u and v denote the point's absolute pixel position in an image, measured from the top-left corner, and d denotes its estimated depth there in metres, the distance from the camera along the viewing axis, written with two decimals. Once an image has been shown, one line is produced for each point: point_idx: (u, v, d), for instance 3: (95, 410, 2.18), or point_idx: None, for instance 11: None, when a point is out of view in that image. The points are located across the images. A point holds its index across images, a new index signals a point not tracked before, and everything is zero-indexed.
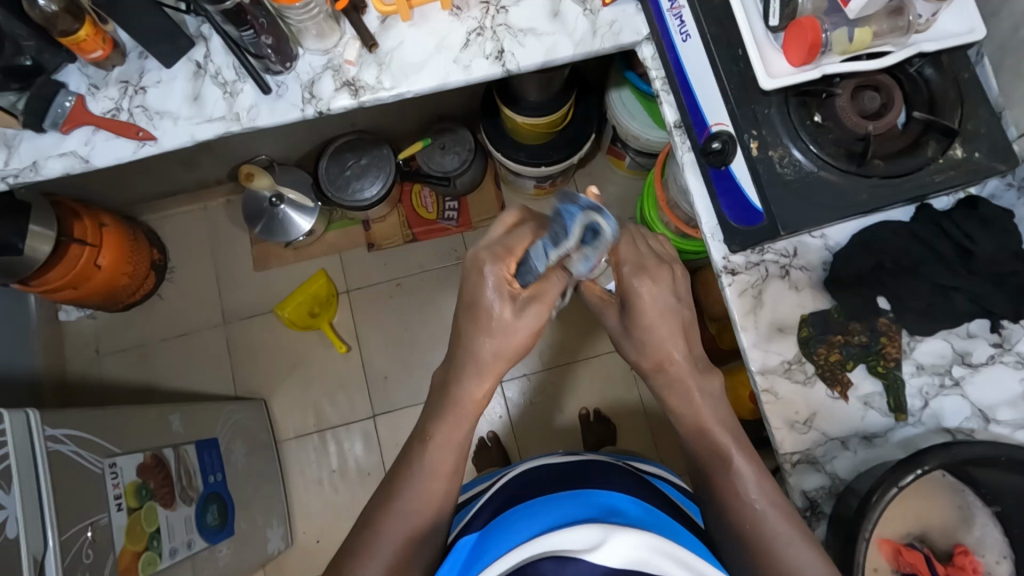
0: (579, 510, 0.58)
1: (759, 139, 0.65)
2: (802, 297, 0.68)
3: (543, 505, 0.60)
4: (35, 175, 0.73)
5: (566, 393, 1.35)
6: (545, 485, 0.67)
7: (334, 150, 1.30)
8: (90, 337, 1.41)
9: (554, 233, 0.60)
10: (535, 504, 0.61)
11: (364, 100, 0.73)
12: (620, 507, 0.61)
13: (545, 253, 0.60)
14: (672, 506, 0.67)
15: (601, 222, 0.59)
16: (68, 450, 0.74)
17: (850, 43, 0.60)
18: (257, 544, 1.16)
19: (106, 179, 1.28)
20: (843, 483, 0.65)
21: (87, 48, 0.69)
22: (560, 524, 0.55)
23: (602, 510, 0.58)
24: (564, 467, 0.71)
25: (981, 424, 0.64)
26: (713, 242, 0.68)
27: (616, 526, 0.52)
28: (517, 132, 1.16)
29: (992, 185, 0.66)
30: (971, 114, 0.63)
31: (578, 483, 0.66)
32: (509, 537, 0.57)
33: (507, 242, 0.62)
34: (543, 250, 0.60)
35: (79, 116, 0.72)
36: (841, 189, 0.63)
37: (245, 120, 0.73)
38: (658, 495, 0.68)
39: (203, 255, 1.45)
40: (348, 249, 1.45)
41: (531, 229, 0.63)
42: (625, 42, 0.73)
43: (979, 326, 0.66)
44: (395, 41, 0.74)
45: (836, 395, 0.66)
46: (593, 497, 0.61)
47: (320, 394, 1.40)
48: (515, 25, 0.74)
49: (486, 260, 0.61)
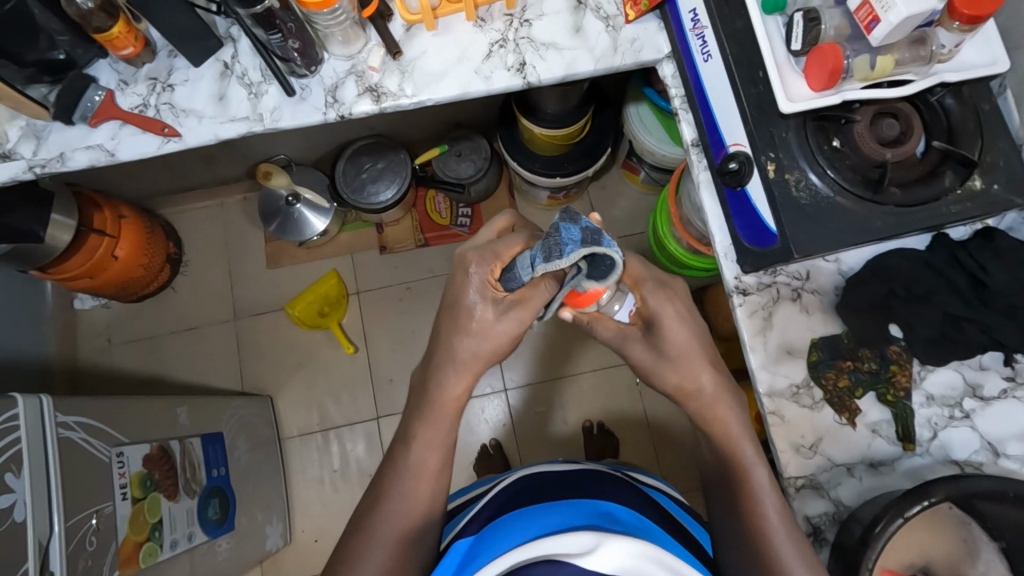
0: (577, 517, 0.58)
1: (776, 162, 0.64)
2: (812, 320, 0.68)
3: (538, 512, 0.60)
4: (62, 166, 0.74)
5: (570, 405, 1.35)
6: (545, 493, 0.67)
7: (351, 152, 1.32)
8: (103, 326, 1.43)
9: (548, 248, 0.55)
10: (532, 510, 0.61)
11: (386, 106, 0.74)
12: (618, 517, 0.61)
13: (533, 264, 0.57)
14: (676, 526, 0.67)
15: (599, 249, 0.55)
16: (77, 437, 0.75)
17: (872, 70, 0.60)
18: (255, 539, 1.16)
19: (129, 172, 1.31)
20: (847, 510, 0.64)
21: (119, 45, 0.71)
22: (554, 530, 0.55)
23: (598, 519, 0.58)
24: (563, 476, 0.70)
25: (990, 458, 0.63)
26: (725, 261, 0.70)
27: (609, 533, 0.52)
28: (533, 142, 1.17)
29: (1009, 218, 0.66)
30: (990, 145, 0.63)
31: (578, 493, 0.65)
32: (506, 540, 0.57)
33: (497, 247, 0.64)
34: (531, 260, 0.57)
35: (108, 111, 0.74)
36: (858, 217, 0.63)
37: (268, 121, 0.74)
38: (657, 510, 0.68)
39: (218, 250, 1.47)
40: (360, 251, 1.46)
41: (524, 237, 0.65)
42: (646, 59, 0.74)
43: (991, 358, 0.65)
44: (418, 50, 0.75)
45: (843, 420, 0.65)
46: (591, 508, 0.61)
47: (326, 394, 1.41)
48: (538, 39, 0.74)
49: (472, 261, 0.63)
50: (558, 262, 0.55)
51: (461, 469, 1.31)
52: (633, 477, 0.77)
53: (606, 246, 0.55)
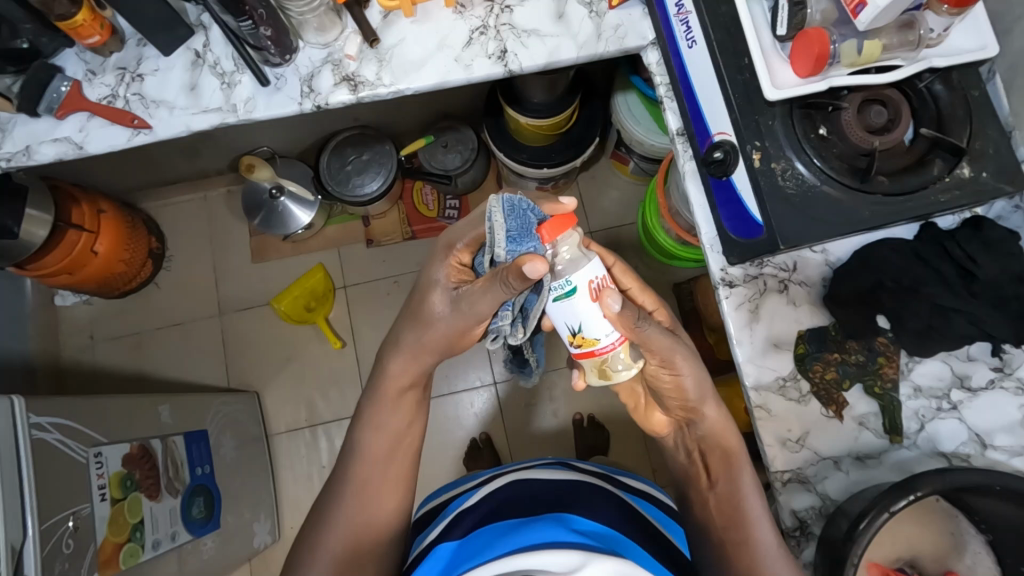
0: (556, 532, 0.60)
1: (762, 151, 0.62)
2: (800, 312, 0.67)
3: (522, 524, 0.63)
4: (28, 159, 0.72)
5: (560, 399, 1.34)
6: (528, 504, 0.69)
7: (335, 144, 1.29)
8: (86, 323, 1.40)
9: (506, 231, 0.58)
10: (511, 523, 0.64)
11: (363, 96, 0.72)
12: (596, 534, 0.62)
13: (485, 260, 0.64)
14: (663, 548, 0.68)
15: (501, 209, 0.59)
16: (52, 439, 0.74)
17: (859, 55, 0.58)
18: (243, 538, 1.15)
19: (108, 163, 1.28)
20: (834, 504, 0.63)
21: (84, 33, 0.69)
22: (535, 543, 0.59)
23: (583, 534, 0.61)
24: (549, 486, 0.72)
25: (977, 450, 0.63)
26: (712, 253, 0.69)
27: (595, 553, 0.55)
28: (519, 132, 1.15)
29: (998, 207, 0.65)
30: (979, 131, 0.62)
31: (562, 507, 0.68)
32: (485, 550, 0.61)
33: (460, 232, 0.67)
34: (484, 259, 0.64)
35: (75, 102, 0.71)
36: (845, 207, 0.62)
37: (242, 112, 0.72)
38: (640, 523, 0.70)
39: (202, 244, 1.44)
40: (346, 244, 1.44)
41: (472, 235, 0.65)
42: (630, 47, 0.72)
43: (979, 349, 0.64)
44: (396, 38, 0.73)
45: (830, 413, 0.65)
46: (574, 520, 0.64)
47: (313, 389, 1.39)
48: (519, 25, 0.72)
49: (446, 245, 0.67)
50: (500, 228, 0.58)
51: (451, 463, 1.31)
52: (616, 480, 0.80)
53: (511, 203, 0.59)
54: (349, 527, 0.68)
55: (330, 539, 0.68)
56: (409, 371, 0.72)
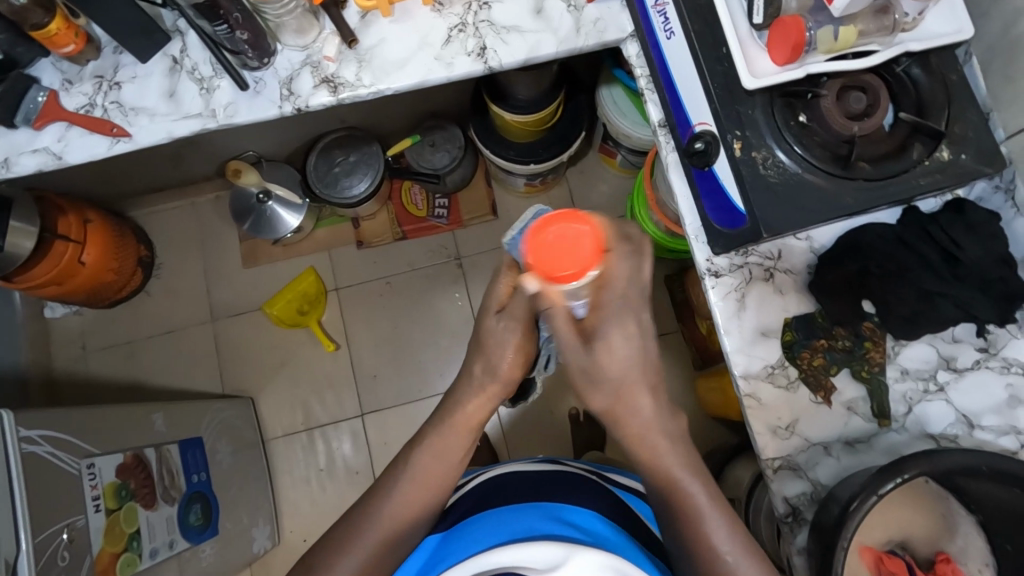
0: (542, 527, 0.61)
1: (743, 140, 0.63)
2: (786, 301, 0.67)
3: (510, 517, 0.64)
4: (8, 171, 0.71)
5: (556, 395, 1.34)
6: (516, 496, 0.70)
7: (323, 146, 1.29)
8: (77, 334, 1.40)
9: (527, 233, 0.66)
10: (499, 514, 0.65)
11: (343, 97, 0.72)
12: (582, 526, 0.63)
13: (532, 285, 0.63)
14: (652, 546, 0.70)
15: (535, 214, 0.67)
16: (44, 451, 0.73)
17: (835, 41, 0.59)
18: (242, 543, 1.15)
19: (93, 171, 1.27)
20: (825, 490, 0.64)
21: (59, 42, 0.68)
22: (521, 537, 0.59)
23: (569, 526, 0.62)
24: (537, 478, 0.73)
25: (965, 431, 0.63)
26: (696, 244, 0.68)
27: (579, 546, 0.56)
28: (505, 128, 1.15)
29: (980, 188, 0.65)
30: (959, 115, 0.62)
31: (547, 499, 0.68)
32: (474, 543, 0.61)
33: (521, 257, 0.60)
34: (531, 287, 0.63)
35: (53, 112, 0.71)
36: (827, 193, 0.62)
37: (222, 117, 0.72)
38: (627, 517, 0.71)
39: (191, 250, 1.44)
40: (337, 246, 1.43)
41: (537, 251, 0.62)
42: (609, 40, 0.72)
43: (964, 330, 0.65)
44: (376, 37, 0.72)
45: (819, 400, 0.65)
46: (562, 512, 0.65)
47: (309, 393, 1.39)
48: (498, 22, 0.72)
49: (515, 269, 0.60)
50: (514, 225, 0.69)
51: None
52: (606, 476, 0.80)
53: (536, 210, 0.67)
54: (371, 535, 0.65)
55: (346, 547, 0.64)
56: (481, 409, 0.68)
